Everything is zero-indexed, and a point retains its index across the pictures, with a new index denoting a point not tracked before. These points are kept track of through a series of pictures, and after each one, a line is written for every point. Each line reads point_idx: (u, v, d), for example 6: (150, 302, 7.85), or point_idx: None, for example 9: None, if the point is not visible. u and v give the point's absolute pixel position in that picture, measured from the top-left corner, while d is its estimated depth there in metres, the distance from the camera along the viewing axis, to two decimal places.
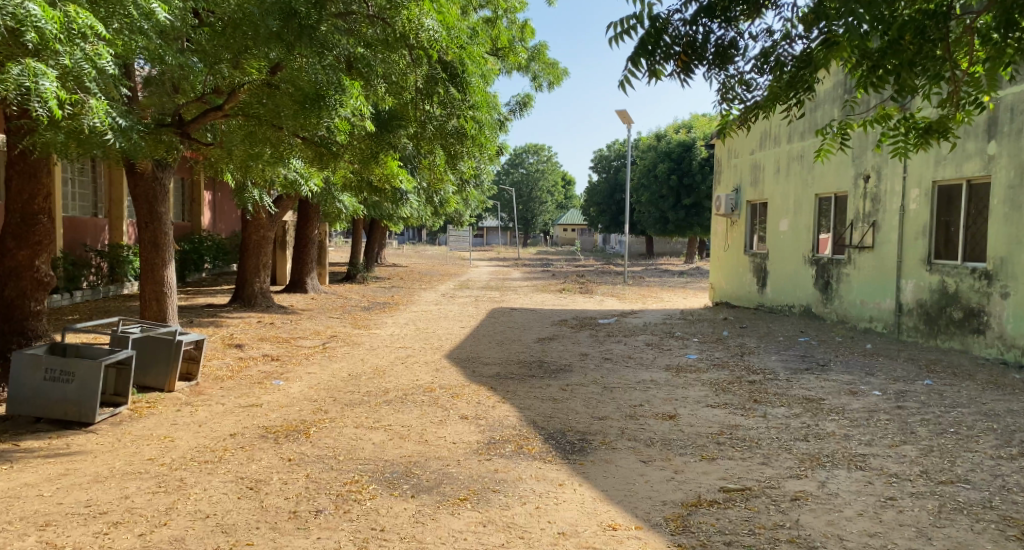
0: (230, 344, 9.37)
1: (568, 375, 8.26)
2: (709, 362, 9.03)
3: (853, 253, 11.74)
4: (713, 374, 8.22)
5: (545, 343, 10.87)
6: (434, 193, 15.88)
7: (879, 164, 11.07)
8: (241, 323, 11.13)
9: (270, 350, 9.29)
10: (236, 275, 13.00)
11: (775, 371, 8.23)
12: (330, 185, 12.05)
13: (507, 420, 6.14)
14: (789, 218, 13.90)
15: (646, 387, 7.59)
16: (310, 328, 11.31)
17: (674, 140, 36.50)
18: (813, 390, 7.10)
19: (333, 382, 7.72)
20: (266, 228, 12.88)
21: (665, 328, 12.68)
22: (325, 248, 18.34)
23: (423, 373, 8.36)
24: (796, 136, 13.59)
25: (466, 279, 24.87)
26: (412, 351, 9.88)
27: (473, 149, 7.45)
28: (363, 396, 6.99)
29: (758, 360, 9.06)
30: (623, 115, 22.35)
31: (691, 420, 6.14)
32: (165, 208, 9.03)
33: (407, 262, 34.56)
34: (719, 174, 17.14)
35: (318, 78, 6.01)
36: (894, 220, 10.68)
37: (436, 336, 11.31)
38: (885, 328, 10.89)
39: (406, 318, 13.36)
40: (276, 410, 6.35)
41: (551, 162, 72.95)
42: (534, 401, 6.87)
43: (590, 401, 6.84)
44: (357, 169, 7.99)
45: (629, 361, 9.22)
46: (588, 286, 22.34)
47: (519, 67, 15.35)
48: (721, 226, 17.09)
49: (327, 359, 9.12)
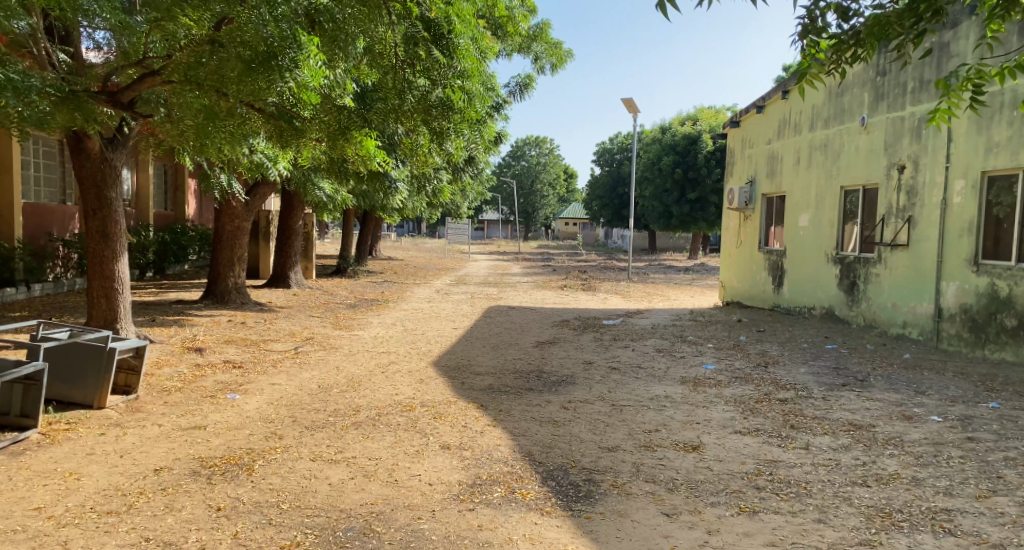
0: (190, 348, 8.32)
1: (570, 389, 7.20)
2: (730, 374, 7.96)
3: (884, 252, 10.70)
4: (736, 390, 7.16)
5: (545, 348, 9.81)
6: (425, 182, 14.79)
7: (916, 153, 10.03)
8: (209, 322, 10.10)
9: (234, 356, 8.25)
10: (208, 269, 11.98)
11: (807, 386, 7.17)
12: (309, 169, 11.18)
13: (498, 451, 5.08)
14: (809, 213, 12.84)
15: (661, 406, 6.55)
16: (285, 329, 10.25)
17: (679, 132, 35.28)
18: (859, 413, 6.04)
19: (298, 396, 6.66)
20: (242, 218, 11.81)
21: (676, 332, 11.62)
22: (312, 241, 17.28)
23: (404, 385, 7.30)
24: (820, 123, 12.53)
25: (462, 275, 23.75)
26: (394, 357, 8.83)
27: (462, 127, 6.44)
28: (327, 417, 5.92)
29: (785, 372, 8.00)
30: (628, 103, 21.25)
31: (719, 454, 5.11)
32: (117, 194, 7.93)
33: (403, 255, 33.44)
34: (733, 165, 16.07)
35: (270, 33, 4.97)
36: (933, 214, 9.65)
37: (424, 339, 10.24)
38: (921, 335, 9.84)
39: (394, 317, 12.29)
40: (220, 435, 5.27)
41: (553, 154, 72.47)
42: (531, 423, 5.82)
43: (596, 425, 5.80)
44: (327, 150, 6.93)
45: (639, 372, 8.16)
46: (591, 282, 21.26)
47: (519, 46, 14.27)
48: (733, 221, 16.05)
49: (298, 366, 8.08)
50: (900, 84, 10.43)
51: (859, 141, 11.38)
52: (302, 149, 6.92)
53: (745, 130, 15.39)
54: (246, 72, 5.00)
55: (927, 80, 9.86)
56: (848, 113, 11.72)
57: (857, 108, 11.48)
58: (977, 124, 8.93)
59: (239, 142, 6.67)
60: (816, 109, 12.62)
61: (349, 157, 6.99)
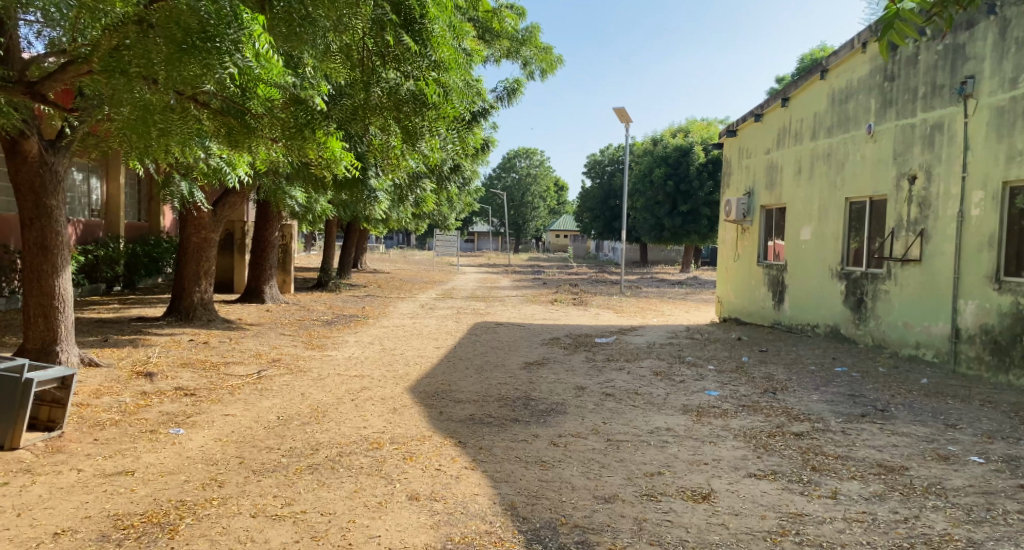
0: (139, 373, 7.51)
1: (560, 421, 6.47)
2: (736, 402, 7.24)
3: (894, 267, 10.04)
4: (744, 422, 6.44)
5: (533, 370, 9.06)
6: (407, 192, 14.03)
7: (929, 162, 9.40)
8: (168, 343, 9.30)
9: (188, 382, 7.45)
10: (173, 283, 11.18)
11: (822, 417, 6.44)
12: (280, 176, 10.48)
13: (474, 503, 4.33)
14: (812, 226, 12.20)
15: (662, 441, 5.82)
16: (251, 350, 9.46)
17: (670, 144, 34.72)
18: (886, 451, 5.33)
19: (252, 432, 5.88)
20: (209, 228, 11.03)
21: (674, 351, 10.90)
22: (290, 252, 16.49)
23: (375, 416, 6.54)
24: (823, 132, 11.91)
25: (449, 288, 22.98)
26: (368, 382, 8.06)
27: (438, 123, 6.00)
28: (279, 458, 5.14)
29: (796, 399, 7.27)
30: (621, 113, 20.66)
31: (733, 504, 4.38)
32: (58, 202, 7.11)
33: (389, 268, 32.57)
34: (729, 176, 15.46)
35: (205, 8, 4.34)
36: (949, 227, 9.02)
37: (402, 360, 9.46)
38: (937, 357, 9.18)
39: (372, 335, 11.51)
40: (148, 483, 4.49)
41: (544, 166, 72.05)
42: (514, 465, 5.06)
43: (589, 468, 5.06)
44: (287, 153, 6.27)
45: (635, 399, 7.42)
46: (582, 296, 20.54)
47: (507, 50, 13.68)
48: (730, 234, 15.41)
49: (259, 393, 7.28)
50: (910, 90, 9.80)
51: (866, 150, 10.76)
52: (258, 150, 6.23)
53: (742, 139, 14.77)
54: (177, 55, 4.41)
55: (939, 85, 9.24)
56: (853, 121, 11.10)
57: (863, 115, 10.87)
58: (997, 131, 8.33)
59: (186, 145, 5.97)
60: (819, 117, 12.02)
61: (314, 160, 6.39)
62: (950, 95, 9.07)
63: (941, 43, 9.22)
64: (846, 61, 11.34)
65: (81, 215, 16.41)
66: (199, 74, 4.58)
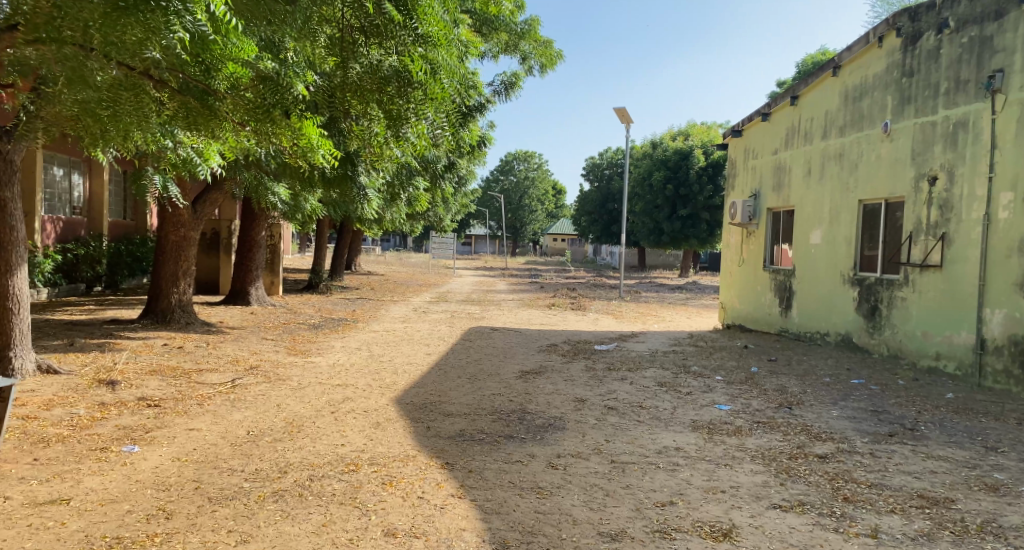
0: (101, 381, 6.91)
1: (559, 438, 5.89)
2: (749, 418, 6.67)
3: (911, 273, 9.49)
4: (761, 442, 5.86)
5: (529, 380, 8.47)
6: (399, 190, 13.42)
7: (951, 162, 8.86)
8: (139, 348, 8.70)
9: (154, 391, 6.85)
10: (149, 283, 10.59)
11: (847, 436, 5.87)
12: (262, 170, 9.99)
13: (460, 542, 3.75)
14: (822, 229, 11.65)
15: (672, 464, 5.22)
16: (227, 355, 8.86)
17: (670, 148, 34.14)
18: (926, 479, 4.76)
19: (216, 449, 5.29)
20: (189, 226, 10.43)
21: (678, 360, 10.33)
22: (279, 253, 15.90)
23: (355, 432, 5.96)
24: (834, 131, 11.36)
25: (444, 291, 22.46)
26: (351, 392, 7.47)
27: (424, 103, 5.95)
28: (241, 483, 4.53)
29: (815, 416, 6.70)
30: (621, 113, 20.13)
31: (759, 544, 3.80)
32: (13, 194, 6.50)
33: (383, 270, 31.84)
34: (734, 177, 14.90)
35: None
36: (973, 231, 8.49)
37: (390, 368, 8.87)
38: (958, 370, 8.63)
39: (360, 340, 10.93)
40: (84, 515, 3.90)
41: (541, 169, 71.56)
42: (506, 492, 4.48)
43: (592, 496, 4.47)
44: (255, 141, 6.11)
45: (640, 413, 6.83)
46: (580, 300, 19.94)
47: (504, 43, 13.13)
48: (734, 238, 14.87)
49: (230, 405, 6.67)
50: (930, 86, 9.27)
51: (882, 150, 10.19)
52: (221, 137, 6.06)
53: (748, 139, 14.24)
54: (113, 14, 4.27)
55: (964, 80, 8.72)
56: (867, 119, 10.55)
57: (878, 113, 10.33)
58: None
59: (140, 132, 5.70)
60: (830, 115, 11.48)
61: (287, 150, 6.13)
62: (976, 90, 8.54)
63: (967, 35, 8.71)
64: (860, 56, 10.81)
65: (62, 212, 15.78)
66: (142, 38, 4.49)
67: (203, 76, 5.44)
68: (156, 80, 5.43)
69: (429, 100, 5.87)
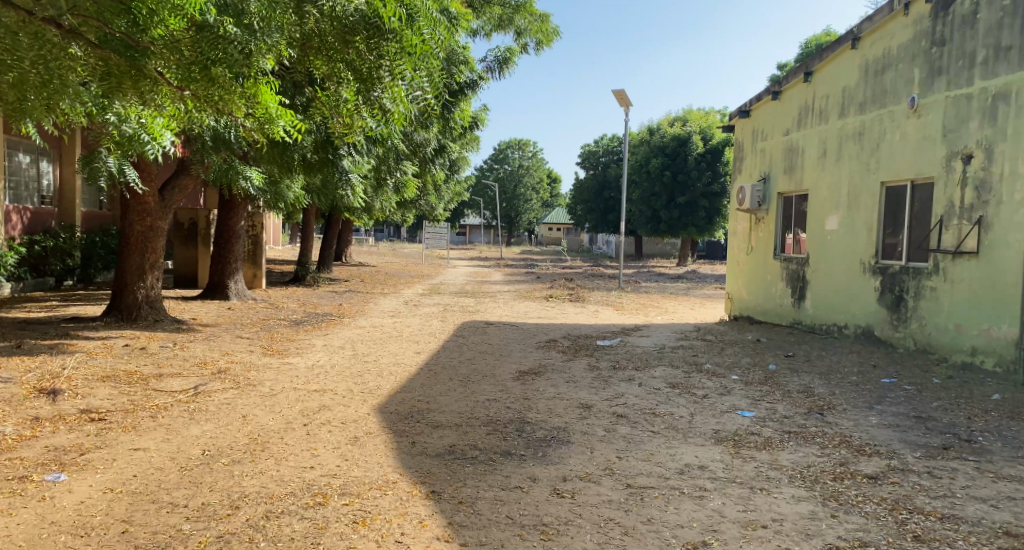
0: (43, 391, 6.08)
1: (564, 456, 5.10)
2: (778, 427, 5.89)
3: (942, 260, 8.72)
4: (796, 457, 5.08)
5: (528, 382, 7.67)
6: (384, 175, 12.64)
7: (990, 138, 8.11)
8: (95, 350, 7.86)
9: (102, 402, 6.02)
10: (114, 278, 9.74)
11: (895, 450, 5.09)
12: (231, 153, 9.14)
13: None
14: (838, 214, 10.84)
15: (698, 489, 4.45)
16: (195, 357, 8.03)
17: (668, 133, 33.15)
18: (1004, 507, 4.01)
19: (160, 476, 4.48)
20: (155, 215, 9.57)
21: (688, 356, 9.54)
22: (261, 244, 15.03)
23: (328, 449, 5.17)
24: (853, 108, 10.53)
25: (438, 282, 21.55)
26: (329, 399, 6.66)
27: (400, 59, 5.59)
28: (179, 524, 3.74)
29: (851, 423, 5.93)
30: (620, 95, 19.26)
31: None
32: None
33: (375, 262, 30.86)
34: (741, 161, 14.09)
35: None
36: (1016, 213, 7.74)
37: (373, 370, 8.05)
38: (999, 366, 7.89)
39: (344, 337, 10.10)
40: None
41: (535, 157, 70.76)
42: (503, 533, 3.71)
43: (607, 537, 3.71)
44: (199, 107, 5.81)
45: (654, 422, 6.04)
46: (579, 292, 19.09)
47: (498, 17, 12.26)
48: (741, 225, 14.07)
49: (188, 417, 5.85)
50: (964, 55, 8.49)
51: (907, 127, 9.38)
52: (160, 103, 5.77)
53: (756, 120, 13.40)
54: None
55: (1005, 46, 7.94)
56: (891, 94, 9.73)
57: (902, 87, 9.52)
58: None
59: (62, 94, 5.17)
60: (847, 91, 10.67)
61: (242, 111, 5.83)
62: (1019, 58, 7.76)
63: None
64: (881, 26, 9.98)
65: (29, 202, 14.90)
66: None
67: (130, 32, 5.08)
68: (65, 27, 5.05)
69: (406, 55, 5.52)
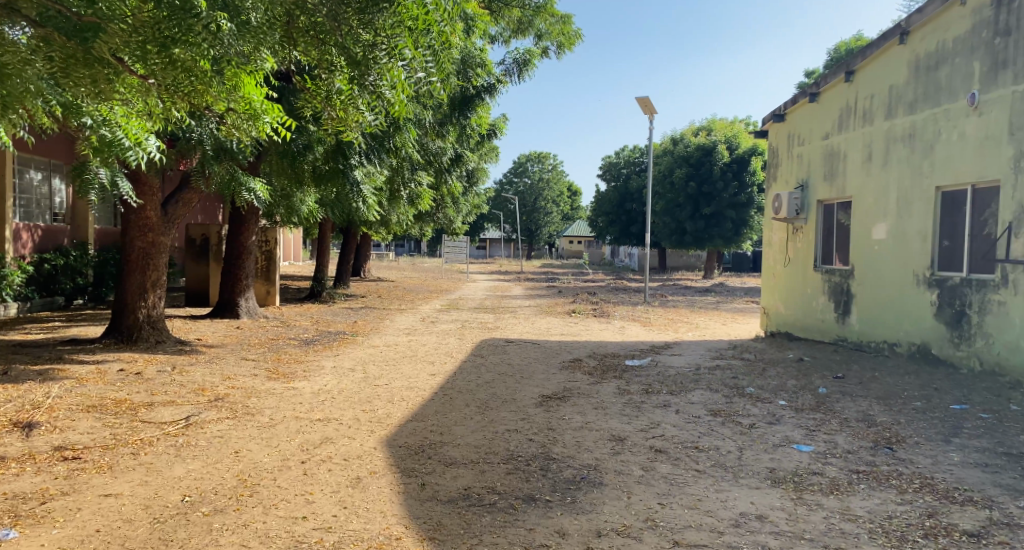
0: (18, 425, 5.51)
1: (597, 503, 4.39)
2: (843, 465, 5.11)
3: (1013, 271, 7.90)
4: (871, 505, 4.30)
5: (553, 408, 6.96)
6: (399, 187, 12.05)
7: None
8: (86, 375, 7.30)
9: (81, 436, 5.43)
10: (114, 297, 9.22)
11: (991, 497, 4.31)
12: (233, 165, 8.56)
13: None
14: (886, 223, 9.99)
15: None
16: (193, 382, 7.43)
17: (692, 144, 32.37)
18: None
19: (125, 532, 3.84)
20: (158, 231, 9.07)
21: (727, 377, 8.75)
22: (275, 259, 14.50)
23: (325, 494, 4.50)
24: (901, 108, 9.73)
25: (457, 298, 20.88)
26: (334, 430, 6.01)
27: (399, 33, 5.51)
28: None
29: (929, 460, 5.14)
30: (644, 103, 18.60)
31: None
32: None
33: (393, 277, 30.34)
34: (775, 168, 13.31)
35: None
36: None
37: (384, 395, 7.40)
38: None
39: (354, 358, 9.47)
40: None
41: (556, 170, 70.40)
42: None
43: None
44: (173, 94, 5.58)
45: (698, 459, 5.28)
46: (604, 306, 18.30)
47: (520, 19, 11.64)
48: (777, 235, 13.25)
49: (174, 454, 5.22)
50: None
51: (966, 127, 8.60)
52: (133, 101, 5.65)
53: (793, 124, 12.61)
54: None
55: None
56: (946, 91, 8.95)
57: (960, 83, 8.74)
58: None
59: (10, 108, 4.94)
60: (894, 90, 9.88)
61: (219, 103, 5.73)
62: None
63: None
64: (932, 19, 9.21)
65: (41, 220, 14.59)
66: None
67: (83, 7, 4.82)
68: None
69: (406, 28, 5.48)
